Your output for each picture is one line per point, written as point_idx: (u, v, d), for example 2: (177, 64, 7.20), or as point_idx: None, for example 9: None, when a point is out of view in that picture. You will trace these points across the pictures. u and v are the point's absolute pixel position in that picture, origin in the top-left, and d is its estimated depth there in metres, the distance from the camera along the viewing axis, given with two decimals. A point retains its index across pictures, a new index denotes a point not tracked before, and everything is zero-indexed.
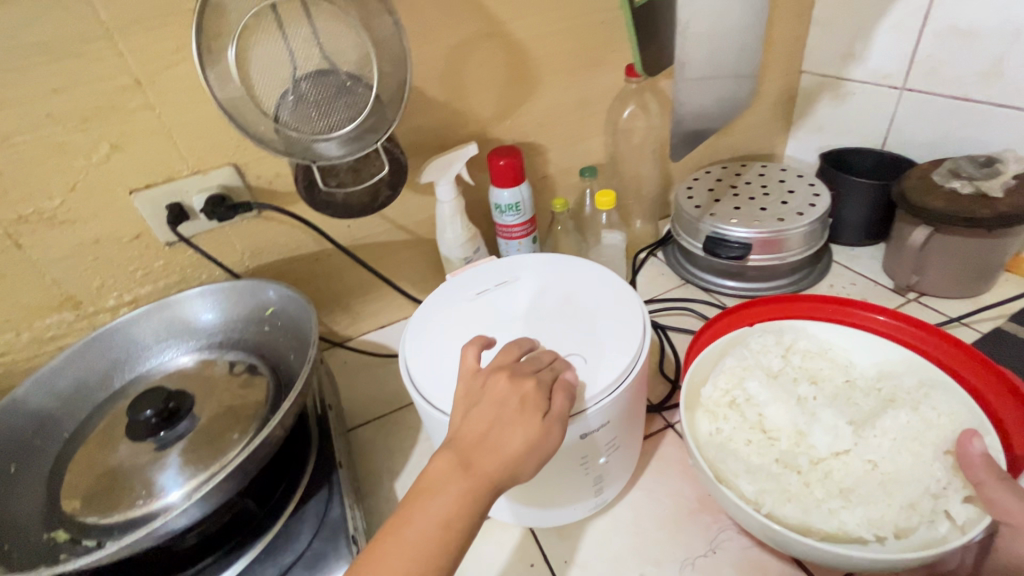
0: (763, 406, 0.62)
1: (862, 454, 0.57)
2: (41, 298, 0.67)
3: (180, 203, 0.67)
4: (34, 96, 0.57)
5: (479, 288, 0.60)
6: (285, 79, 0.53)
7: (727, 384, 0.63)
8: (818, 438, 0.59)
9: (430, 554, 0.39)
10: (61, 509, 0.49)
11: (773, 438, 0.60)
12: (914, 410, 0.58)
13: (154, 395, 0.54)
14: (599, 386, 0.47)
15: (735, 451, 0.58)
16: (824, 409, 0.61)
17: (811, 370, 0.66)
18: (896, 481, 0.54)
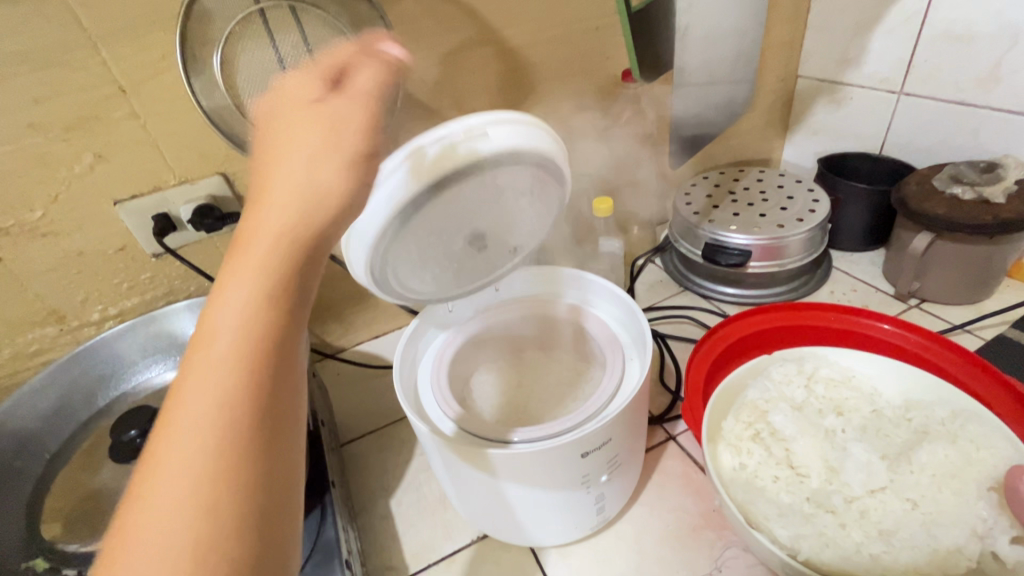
0: (789, 439, 0.59)
1: (901, 492, 0.53)
2: (23, 313, 0.65)
3: (167, 214, 0.66)
4: (14, 105, 0.55)
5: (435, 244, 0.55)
6: (274, 87, 0.51)
7: (749, 417, 0.60)
8: (851, 475, 0.55)
9: (272, 272, 0.27)
10: (41, 535, 0.47)
11: (802, 476, 0.56)
12: (950, 442, 0.55)
13: (139, 414, 0.52)
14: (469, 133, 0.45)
15: (766, 490, 0.55)
16: (857, 444, 0.58)
17: (837, 401, 0.63)
18: (938, 522, 0.50)
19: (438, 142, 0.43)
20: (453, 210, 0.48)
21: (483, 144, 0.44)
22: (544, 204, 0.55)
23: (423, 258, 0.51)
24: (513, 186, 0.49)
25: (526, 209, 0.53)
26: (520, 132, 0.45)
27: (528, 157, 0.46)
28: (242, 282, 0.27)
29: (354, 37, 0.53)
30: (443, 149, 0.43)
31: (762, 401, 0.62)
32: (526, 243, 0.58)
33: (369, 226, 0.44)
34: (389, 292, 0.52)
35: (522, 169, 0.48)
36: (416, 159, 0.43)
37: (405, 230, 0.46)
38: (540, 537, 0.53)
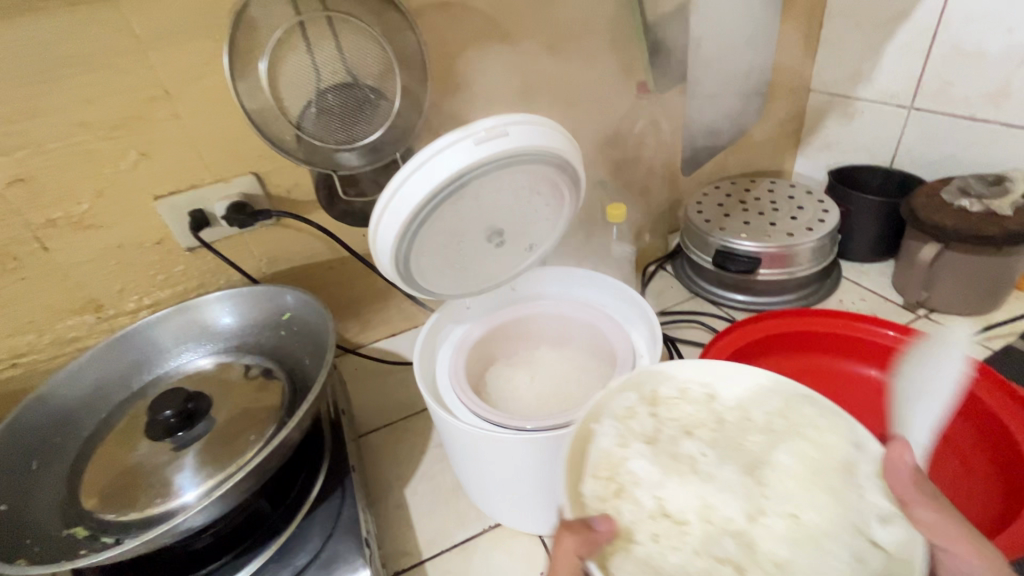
0: (652, 477, 0.40)
1: (779, 506, 0.39)
2: (64, 301, 0.69)
3: (202, 210, 0.69)
4: (68, 105, 0.59)
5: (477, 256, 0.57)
6: (310, 92, 0.55)
7: (607, 471, 0.40)
8: (729, 508, 0.39)
9: None
10: (81, 506, 0.50)
11: (682, 528, 0.38)
12: (798, 437, 0.42)
13: (174, 395, 0.55)
14: (487, 137, 0.46)
15: (660, 566, 0.36)
16: (718, 462, 0.41)
17: (683, 420, 0.44)
18: (819, 544, 0.37)
19: (461, 144, 0.46)
20: (475, 209, 0.51)
21: (502, 141, 0.47)
22: (557, 202, 0.57)
23: (445, 254, 0.54)
24: (528, 184, 0.52)
25: (541, 207, 0.56)
26: (534, 132, 0.48)
27: (542, 156, 0.49)
28: None
29: (386, 46, 0.56)
30: (467, 150, 0.46)
31: (615, 443, 0.41)
32: (542, 239, 0.61)
33: (400, 221, 0.47)
34: (414, 286, 0.55)
35: (537, 168, 0.50)
36: (442, 160, 0.46)
37: (432, 227, 0.49)
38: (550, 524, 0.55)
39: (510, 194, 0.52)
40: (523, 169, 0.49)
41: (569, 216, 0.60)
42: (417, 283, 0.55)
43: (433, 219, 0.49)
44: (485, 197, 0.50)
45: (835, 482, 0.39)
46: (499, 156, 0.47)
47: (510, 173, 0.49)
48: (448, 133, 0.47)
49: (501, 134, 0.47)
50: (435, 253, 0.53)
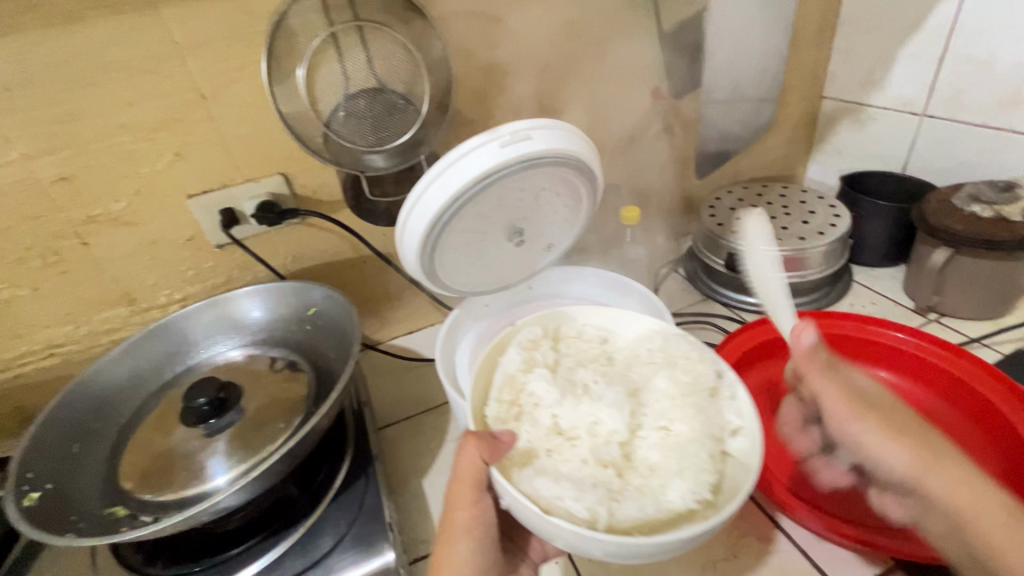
0: (548, 392, 0.49)
1: (654, 421, 0.48)
2: (100, 294, 0.72)
3: (232, 209, 0.72)
4: (111, 107, 0.62)
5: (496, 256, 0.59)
6: (339, 97, 0.57)
7: (510, 395, 0.49)
8: (610, 421, 0.47)
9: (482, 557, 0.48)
10: (120, 487, 0.53)
11: (572, 441, 0.46)
12: (672, 367, 0.50)
13: (207, 384, 0.58)
14: (511, 140, 0.49)
15: (553, 471, 0.44)
16: (605, 385, 0.50)
17: (581, 356, 0.53)
18: (682, 447, 0.45)
19: (487, 147, 0.49)
20: (497, 209, 0.53)
21: (526, 144, 0.49)
22: (575, 204, 0.59)
23: (468, 253, 0.56)
24: (549, 186, 0.54)
25: (560, 209, 0.58)
26: (556, 136, 0.51)
27: (563, 159, 0.51)
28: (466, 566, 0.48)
29: (412, 53, 0.59)
30: (492, 152, 0.48)
31: (519, 369, 0.50)
32: (560, 240, 0.63)
33: (428, 220, 0.50)
34: (437, 283, 0.58)
35: (558, 171, 0.53)
36: (469, 162, 0.49)
37: (457, 226, 0.52)
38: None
39: (530, 195, 0.54)
40: (545, 171, 0.52)
41: (586, 218, 0.62)
42: (440, 281, 0.58)
43: (458, 218, 0.51)
44: (507, 198, 0.53)
45: (701, 400, 0.47)
46: (523, 159, 0.49)
47: (532, 175, 0.51)
48: (474, 136, 0.50)
49: (525, 137, 0.49)
50: (459, 251, 0.55)
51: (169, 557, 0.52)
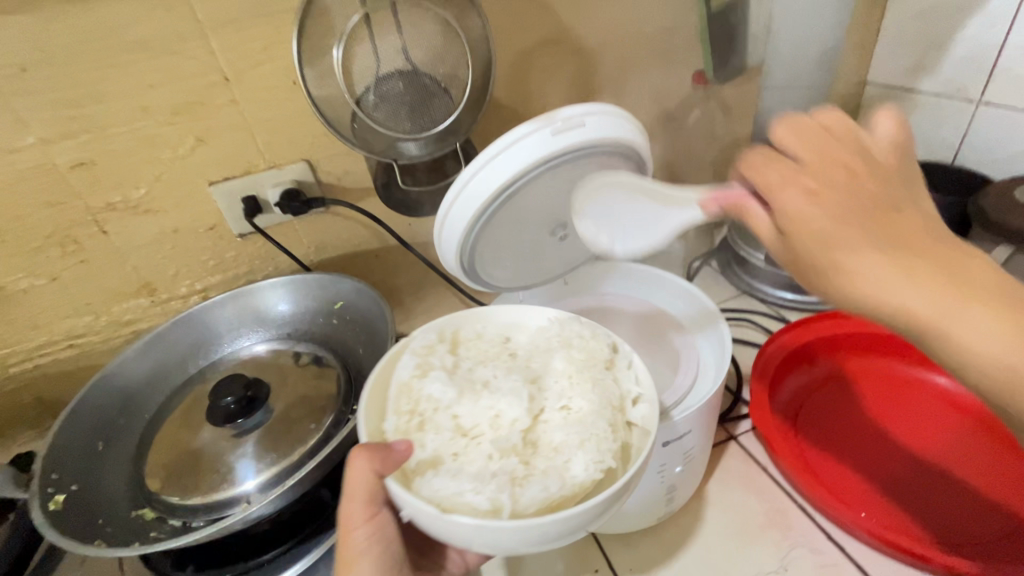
0: (445, 390, 0.44)
1: (555, 402, 0.45)
2: (120, 284, 0.70)
3: (255, 196, 0.69)
4: (131, 89, 0.59)
5: (530, 250, 0.56)
6: (369, 80, 0.54)
7: (409, 404, 0.44)
8: (507, 411, 0.43)
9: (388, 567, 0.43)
10: (148, 488, 0.51)
11: (474, 440, 0.42)
12: (566, 348, 0.48)
13: (233, 381, 0.55)
14: (563, 128, 0.45)
15: (462, 470, 0.40)
16: (505, 377, 0.46)
17: (481, 356, 0.49)
18: (582, 422, 0.43)
19: (538, 133, 0.45)
20: (540, 202, 0.50)
21: (579, 132, 0.46)
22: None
23: (507, 246, 0.53)
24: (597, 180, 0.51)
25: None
26: (609, 125, 0.47)
27: (613, 149, 0.48)
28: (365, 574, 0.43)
29: (448, 34, 0.55)
30: (544, 140, 0.45)
31: (414, 376, 0.46)
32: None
33: (468, 214, 0.47)
34: (474, 279, 0.55)
35: (608, 162, 0.49)
36: (517, 151, 0.45)
37: (499, 219, 0.49)
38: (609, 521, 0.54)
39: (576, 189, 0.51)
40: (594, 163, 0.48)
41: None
42: (478, 277, 0.55)
43: (500, 210, 0.48)
44: (553, 190, 0.49)
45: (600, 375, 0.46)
46: (574, 149, 0.46)
47: (580, 167, 0.48)
48: (522, 123, 0.46)
49: (580, 124, 0.46)
50: (498, 245, 0.53)
51: (199, 561, 0.50)
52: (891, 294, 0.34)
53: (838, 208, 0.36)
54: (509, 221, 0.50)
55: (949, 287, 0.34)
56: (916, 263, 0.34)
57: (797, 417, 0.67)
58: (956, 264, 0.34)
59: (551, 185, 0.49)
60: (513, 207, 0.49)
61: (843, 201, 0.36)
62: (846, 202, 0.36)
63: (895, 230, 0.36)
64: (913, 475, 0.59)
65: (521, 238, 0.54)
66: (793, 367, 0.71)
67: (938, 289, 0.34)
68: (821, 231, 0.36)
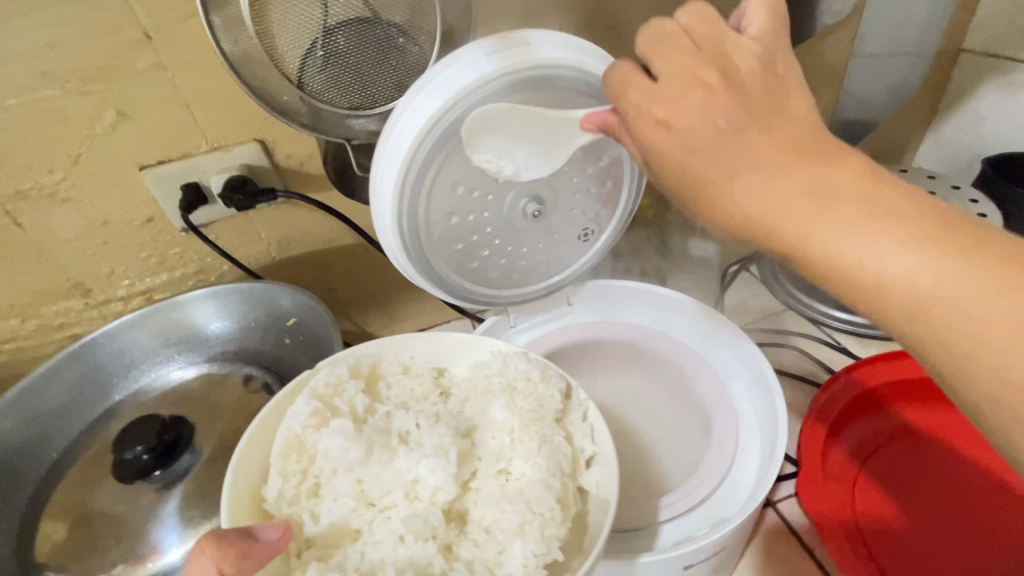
0: (350, 457, 0.38)
1: (492, 466, 0.41)
2: (46, 284, 0.59)
3: (197, 183, 0.57)
4: (25, 49, 0.47)
5: (498, 237, 0.44)
6: (315, 31, 0.41)
7: (298, 464, 0.38)
8: (429, 479, 0.38)
9: None
10: (32, 557, 0.42)
11: (385, 512, 0.38)
12: (511, 396, 0.43)
13: (146, 426, 0.44)
14: (503, 45, 0.36)
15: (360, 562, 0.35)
16: (428, 429, 0.40)
17: (404, 397, 0.43)
18: (520, 494, 0.38)
19: (472, 55, 0.36)
20: (500, 156, 0.39)
21: (526, 50, 0.36)
22: (612, 174, 0.45)
23: (465, 222, 0.42)
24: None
25: (590, 176, 0.44)
26: (578, 48, 0.38)
27: (586, 84, 0.38)
28: None
29: None
30: (479, 60, 0.35)
31: (308, 428, 0.39)
32: (598, 225, 0.48)
33: (404, 149, 0.36)
34: (427, 270, 0.42)
35: (581, 103, 0.39)
36: (447, 76, 0.35)
37: (447, 168, 0.38)
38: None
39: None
40: (563, 98, 0.38)
41: (631, 202, 0.48)
42: (436, 271, 0.43)
43: (435, 158, 0.37)
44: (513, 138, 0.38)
45: (542, 431, 0.41)
46: (521, 70, 0.36)
47: (546, 103, 0.38)
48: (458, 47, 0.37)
49: (528, 40, 0.36)
50: (452, 224, 0.41)
51: None
52: (753, 209, 0.30)
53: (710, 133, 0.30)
54: (454, 185, 0.39)
55: (814, 197, 0.29)
56: (786, 171, 0.29)
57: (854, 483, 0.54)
58: (824, 182, 0.29)
59: (503, 130, 0.37)
60: (454, 160, 0.38)
61: (705, 121, 0.30)
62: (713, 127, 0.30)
63: (763, 146, 0.30)
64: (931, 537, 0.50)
65: (481, 214, 0.42)
66: (854, 414, 0.58)
67: (809, 198, 0.29)
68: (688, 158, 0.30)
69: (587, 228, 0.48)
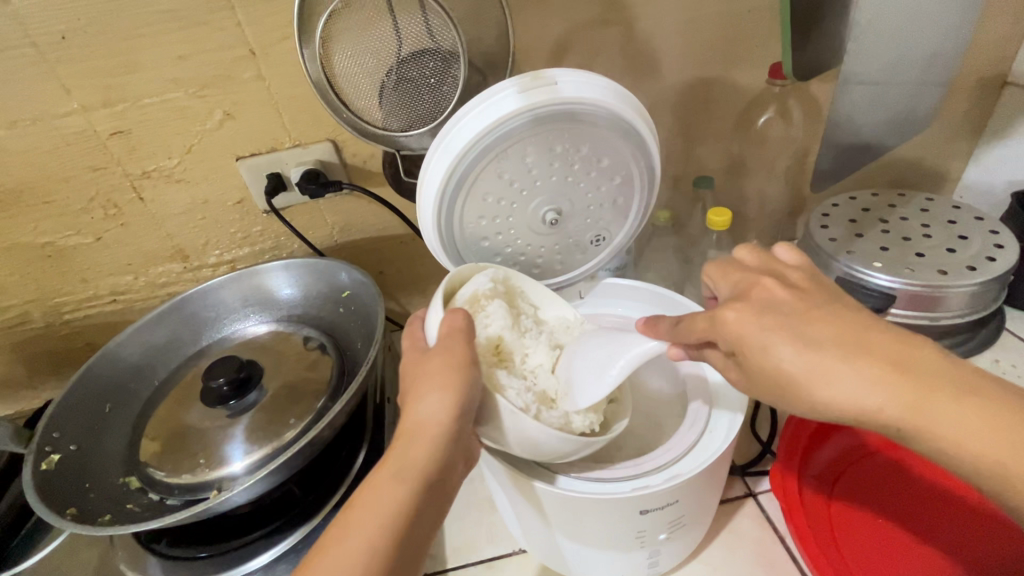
0: (505, 323, 0.45)
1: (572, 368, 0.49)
2: (156, 248, 0.73)
3: (279, 173, 0.68)
4: (163, 61, 0.60)
5: (524, 240, 0.51)
6: (387, 62, 0.52)
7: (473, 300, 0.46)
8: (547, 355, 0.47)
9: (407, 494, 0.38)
10: (140, 455, 0.53)
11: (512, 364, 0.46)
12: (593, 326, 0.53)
13: (228, 363, 0.55)
14: (533, 84, 0.42)
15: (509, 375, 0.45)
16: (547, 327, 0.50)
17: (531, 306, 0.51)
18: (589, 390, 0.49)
19: (507, 91, 0.42)
20: (524, 172, 0.46)
21: (552, 89, 0.42)
22: (625, 191, 0.50)
23: (493, 224, 0.49)
24: (588, 156, 0.46)
25: (605, 191, 0.49)
26: (597, 86, 0.43)
27: (602, 115, 0.44)
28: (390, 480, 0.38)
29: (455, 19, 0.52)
30: (510, 96, 0.42)
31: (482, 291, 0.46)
32: (611, 232, 0.54)
33: (446, 164, 0.43)
34: (457, 259, 0.50)
35: (598, 133, 0.45)
36: (484, 108, 0.43)
37: (478, 181, 0.45)
38: (584, 539, 0.45)
39: (565, 164, 0.46)
40: (582, 129, 0.44)
41: (641, 213, 0.53)
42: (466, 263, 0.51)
43: (470, 174, 0.44)
44: (535, 158, 0.45)
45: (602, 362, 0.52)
46: (545, 105, 0.42)
47: (566, 132, 0.44)
48: (496, 82, 0.44)
49: (554, 79, 0.43)
50: (482, 228, 0.49)
51: (172, 535, 0.52)
52: (840, 393, 0.34)
53: (769, 329, 0.36)
54: (485, 196, 0.46)
55: (894, 380, 0.33)
56: (854, 356, 0.34)
57: (836, 481, 0.56)
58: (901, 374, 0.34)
59: (529, 152, 0.44)
60: (486, 176, 0.45)
61: (777, 319, 0.37)
62: (777, 328, 0.36)
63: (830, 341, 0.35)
64: (906, 528, 0.52)
65: (510, 220, 0.49)
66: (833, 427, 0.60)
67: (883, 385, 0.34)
68: (764, 353, 0.36)
69: (602, 237, 0.53)
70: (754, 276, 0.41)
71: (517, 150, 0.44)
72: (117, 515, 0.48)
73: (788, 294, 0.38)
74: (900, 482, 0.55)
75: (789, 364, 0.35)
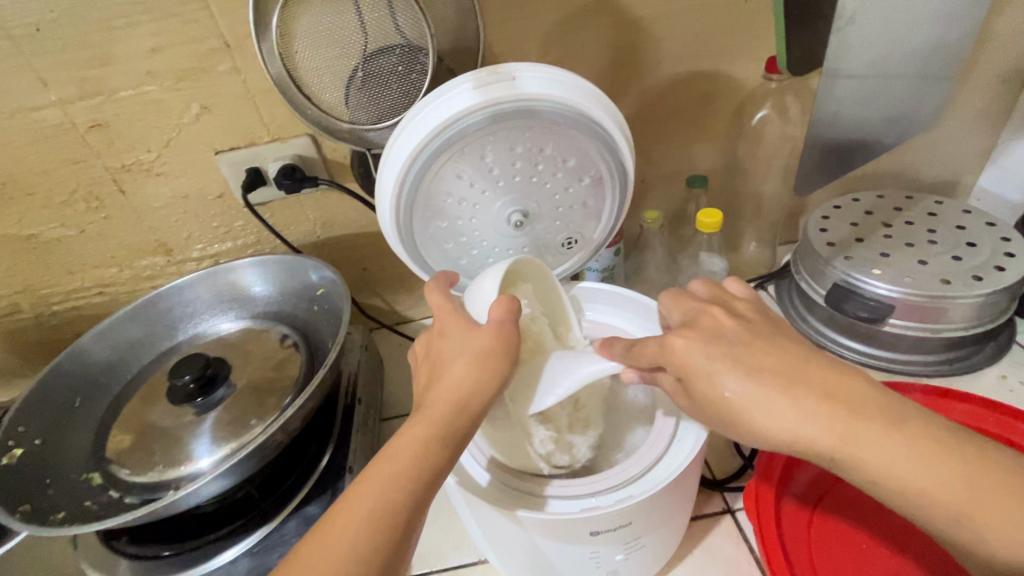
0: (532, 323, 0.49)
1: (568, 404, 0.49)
2: (140, 241, 0.73)
3: (257, 168, 0.68)
4: (137, 54, 0.59)
5: (496, 242, 0.49)
6: (354, 57, 0.51)
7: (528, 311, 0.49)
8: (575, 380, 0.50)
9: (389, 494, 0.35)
10: (105, 451, 0.53)
11: None
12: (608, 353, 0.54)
13: (194, 361, 0.55)
14: (490, 80, 0.41)
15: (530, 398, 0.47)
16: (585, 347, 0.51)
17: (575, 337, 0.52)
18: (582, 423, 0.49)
19: (463, 88, 0.41)
20: (485, 172, 0.44)
21: (511, 86, 0.41)
22: (596, 192, 0.48)
23: (455, 225, 0.47)
24: (552, 156, 0.44)
25: (573, 193, 0.47)
26: (558, 83, 0.42)
27: (564, 114, 0.41)
28: (373, 482, 0.35)
29: (423, 12, 0.50)
30: (465, 93, 0.41)
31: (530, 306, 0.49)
32: (585, 235, 0.51)
33: (401, 163, 0.42)
34: (421, 260, 0.48)
35: (561, 132, 0.42)
36: (440, 106, 0.41)
37: (437, 181, 0.43)
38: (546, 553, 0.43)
39: (527, 164, 0.44)
40: (544, 129, 0.42)
41: (616, 216, 0.50)
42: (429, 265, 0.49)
43: (427, 174, 0.42)
44: (495, 158, 0.43)
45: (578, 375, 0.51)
46: (502, 103, 0.40)
47: (526, 131, 0.42)
48: (454, 78, 0.42)
49: (514, 76, 0.41)
50: (444, 228, 0.47)
51: (132, 534, 0.52)
52: (764, 428, 0.34)
53: (716, 356, 0.35)
54: (447, 196, 0.44)
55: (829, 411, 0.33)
56: (790, 388, 0.33)
57: (819, 501, 0.53)
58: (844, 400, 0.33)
59: (489, 151, 0.42)
60: (447, 176, 0.43)
61: (724, 345, 0.36)
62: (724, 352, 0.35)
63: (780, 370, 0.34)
64: (885, 557, 0.48)
65: (478, 222, 0.47)
66: None
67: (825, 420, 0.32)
68: (708, 379, 0.35)
69: (576, 239, 0.51)
70: (703, 306, 0.40)
71: (477, 150, 0.42)
72: (72, 513, 0.49)
73: (734, 321, 0.38)
74: (879, 510, 0.51)
75: (730, 395, 0.34)
